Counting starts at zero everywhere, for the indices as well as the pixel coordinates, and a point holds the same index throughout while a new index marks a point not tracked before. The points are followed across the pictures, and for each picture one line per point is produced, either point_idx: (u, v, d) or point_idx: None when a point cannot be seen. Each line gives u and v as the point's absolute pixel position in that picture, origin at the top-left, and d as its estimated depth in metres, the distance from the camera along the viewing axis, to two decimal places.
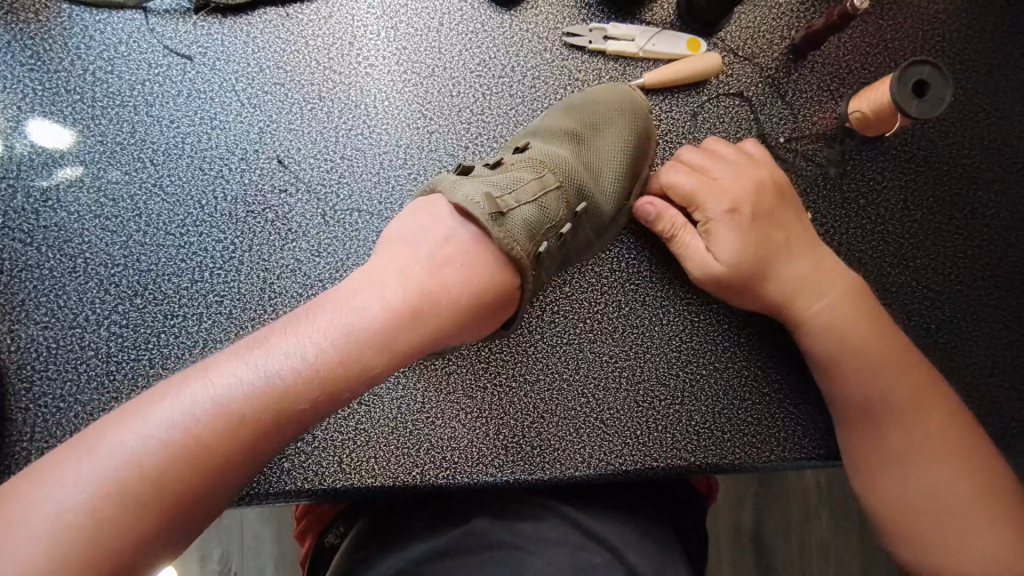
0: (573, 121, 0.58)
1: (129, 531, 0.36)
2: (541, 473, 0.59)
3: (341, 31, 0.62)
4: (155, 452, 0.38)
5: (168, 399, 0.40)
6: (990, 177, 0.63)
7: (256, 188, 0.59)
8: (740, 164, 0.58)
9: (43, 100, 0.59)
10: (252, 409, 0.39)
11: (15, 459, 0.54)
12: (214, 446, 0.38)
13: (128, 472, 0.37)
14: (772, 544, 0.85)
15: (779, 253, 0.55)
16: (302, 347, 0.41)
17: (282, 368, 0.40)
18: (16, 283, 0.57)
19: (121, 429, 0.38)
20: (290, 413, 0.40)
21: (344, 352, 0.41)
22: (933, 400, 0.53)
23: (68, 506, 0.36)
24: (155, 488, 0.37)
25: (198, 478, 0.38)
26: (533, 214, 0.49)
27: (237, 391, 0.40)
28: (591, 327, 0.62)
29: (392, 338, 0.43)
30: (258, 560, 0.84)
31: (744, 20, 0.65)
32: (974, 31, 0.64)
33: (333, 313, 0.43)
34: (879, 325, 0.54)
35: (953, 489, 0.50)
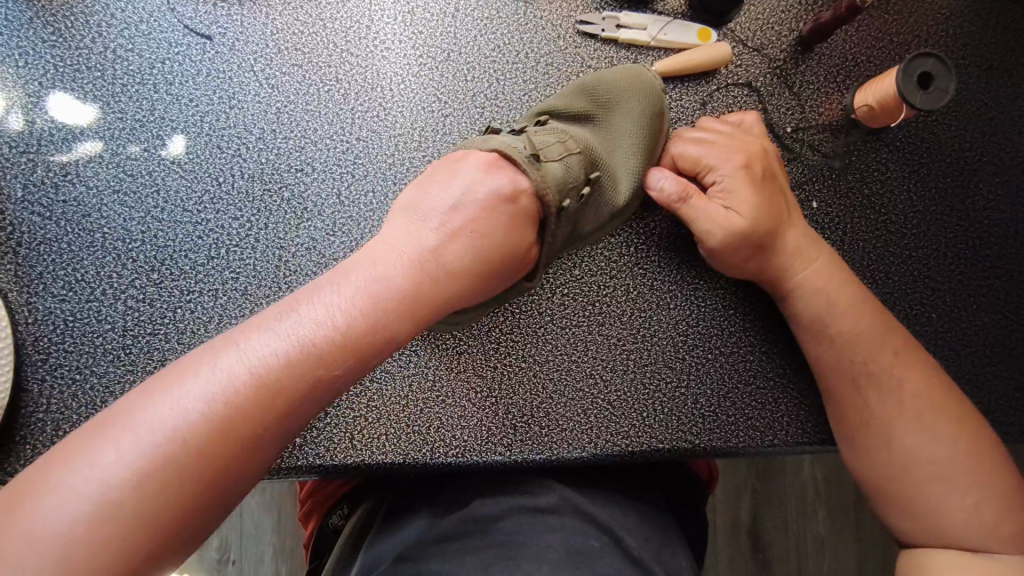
0: (587, 99, 0.59)
1: (197, 484, 0.35)
2: (549, 454, 0.60)
3: (359, 14, 0.63)
4: (237, 392, 0.37)
5: (233, 348, 0.39)
6: (991, 171, 0.65)
7: (272, 167, 0.60)
8: (740, 135, 0.59)
9: (64, 77, 0.59)
10: (323, 353, 0.39)
11: (30, 429, 0.55)
12: (268, 393, 0.38)
13: (200, 420, 0.36)
14: (770, 537, 0.86)
15: (782, 221, 0.56)
16: (381, 288, 0.42)
17: (355, 338, 0.40)
18: (34, 257, 0.57)
19: (174, 377, 0.38)
20: (342, 375, 0.40)
21: (423, 286, 0.43)
22: (923, 369, 0.54)
23: (133, 461, 0.35)
24: (211, 440, 0.36)
25: (262, 417, 0.38)
26: (561, 171, 0.51)
27: (311, 336, 0.39)
28: (600, 310, 0.63)
29: (406, 312, 0.42)
30: (259, 546, 0.85)
31: (754, 12, 0.66)
32: (978, 27, 0.65)
33: (404, 254, 0.44)
34: (865, 296, 0.56)
35: (940, 459, 0.51)
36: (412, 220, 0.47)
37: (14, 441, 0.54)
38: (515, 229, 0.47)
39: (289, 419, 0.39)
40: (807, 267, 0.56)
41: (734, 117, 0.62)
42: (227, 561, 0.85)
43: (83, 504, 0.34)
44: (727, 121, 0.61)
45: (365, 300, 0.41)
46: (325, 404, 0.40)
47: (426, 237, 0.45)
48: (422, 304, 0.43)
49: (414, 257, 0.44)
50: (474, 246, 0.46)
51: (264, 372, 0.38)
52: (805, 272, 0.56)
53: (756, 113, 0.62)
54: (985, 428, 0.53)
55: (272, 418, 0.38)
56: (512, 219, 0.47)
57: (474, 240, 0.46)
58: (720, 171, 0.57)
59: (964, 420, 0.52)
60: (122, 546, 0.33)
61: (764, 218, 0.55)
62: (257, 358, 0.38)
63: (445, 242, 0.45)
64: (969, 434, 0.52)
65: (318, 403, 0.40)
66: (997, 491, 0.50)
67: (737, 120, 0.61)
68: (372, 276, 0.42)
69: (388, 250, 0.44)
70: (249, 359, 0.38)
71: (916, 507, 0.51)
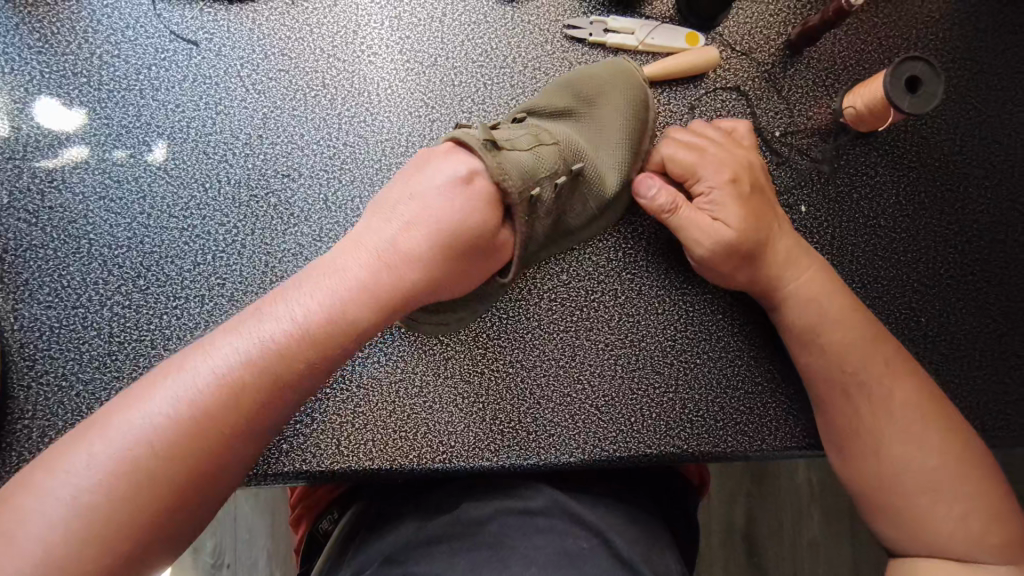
0: (569, 96, 0.59)
1: (169, 484, 0.39)
2: (537, 459, 0.60)
3: (346, 19, 0.63)
4: (201, 395, 0.40)
5: (199, 355, 0.42)
6: (981, 174, 0.65)
7: (259, 173, 0.60)
8: (727, 144, 0.59)
9: (50, 83, 0.59)
10: (284, 353, 0.42)
11: (15, 436, 0.55)
12: (232, 394, 0.41)
13: (168, 424, 0.39)
14: (764, 540, 0.86)
15: (769, 231, 0.56)
16: (339, 289, 0.44)
17: (309, 340, 0.43)
18: (20, 263, 0.57)
19: (145, 389, 0.41)
20: (300, 374, 0.43)
21: (382, 283, 0.45)
22: (908, 378, 0.54)
23: (106, 470, 0.38)
24: (178, 443, 0.39)
25: (228, 416, 0.41)
26: (528, 162, 0.50)
27: (268, 344, 0.42)
28: (588, 315, 0.63)
29: (361, 312, 0.44)
30: (252, 551, 0.85)
31: (743, 16, 0.66)
32: (967, 30, 0.65)
33: (361, 255, 0.46)
34: (852, 305, 0.56)
35: (927, 469, 0.51)
36: (371, 224, 0.48)
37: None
38: (472, 212, 0.48)
39: (256, 415, 0.42)
40: (795, 276, 0.56)
41: (726, 124, 0.62)
42: (220, 567, 0.84)
43: (67, 510, 0.37)
44: (717, 129, 0.60)
45: (324, 301, 0.44)
46: (289, 402, 0.43)
47: (385, 235, 0.47)
48: (381, 306, 0.45)
49: (372, 257, 0.46)
50: (434, 238, 0.47)
51: (228, 374, 0.41)
52: (793, 281, 0.56)
53: (749, 122, 0.62)
54: (972, 436, 0.53)
55: (235, 420, 0.41)
56: (470, 202, 0.48)
57: (432, 232, 0.47)
58: (709, 181, 0.57)
59: (950, 428, 0.52)
60: (101, 549, 0.37)
61: (752, 227, 0.55)
62: (220, 363, 0.41)
63: (404, 238, 0.46)
64: (956, 442, 0.52)
65: (285, 399, 0.43)
66: (984, 500, 0.50)
67: (728, 128, 0.61)
68: (330, 285, 0.44)
69: (347, 255, 0.46)
70: (213, 364, 0.41)
71: (903, 517, 0.51)
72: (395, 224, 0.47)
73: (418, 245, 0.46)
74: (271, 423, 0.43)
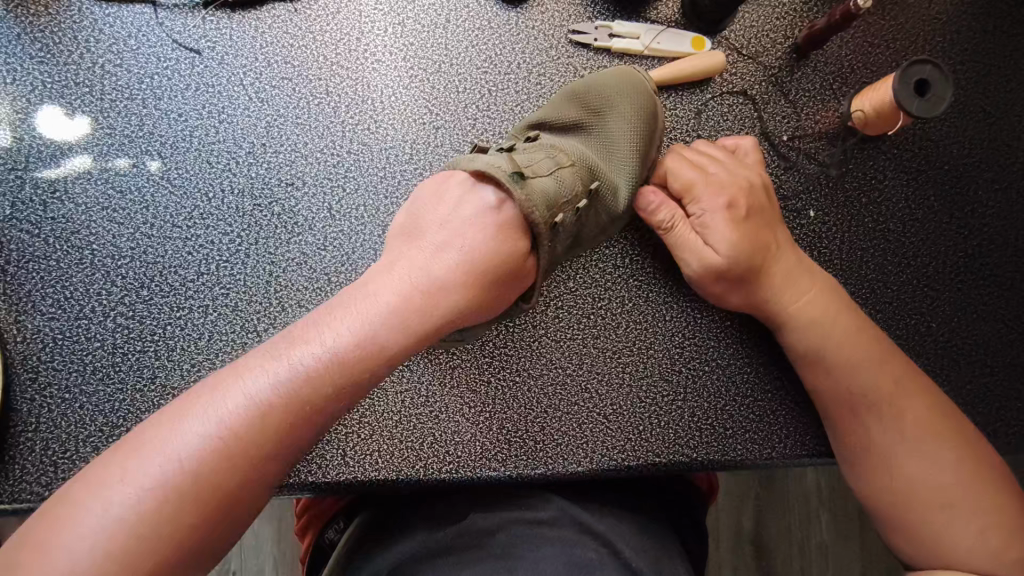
0: (579, 108, 0.58)
1: (198, 512, 0.39)
2: (545, 469, 0.59)
3: (349, 26, 0.62)
4: (236, 425, 0.40)
5: (234, 382, 0.42)
6: (991, 177, 0.64)
7: (263, 182, 0.60)
8: (725, 161, 0.58)
9: (53, 93, 0.59)
10: (320, 383, 0.42)
11: (18, 449, 0.54)
12: (266, 424, 0.41)
13: (205, 450, 0.39)
14: (773, 546, 0.85)
15: (768, 252, 0.56)
16: (374, 318, 0.44)
17: (345, 369, 0.42)
18: (23, 274, 0.57)
19: (182, 411, 0.41)
20: (334, 404, 0.43)
21: (416, 311, 0.45)
22: (914, 398, 0.53)
23: (142, 492, 0.38)
24: (215, 471, 0.39)
25: (261, 446, 0.40)
26: (551, 186, 0.49)
27: (306, 372, 0.42)
28: (595, 323, 0.63)
29: (396, 341, 0.44)
30: (258, 559, 0.84)
31: (748, 20, 0.65)
32: (975, 32, 0.65)
33: (398, 283, 0.46)
34: (858, 324, 0.55)
35: (942, 483, 0.50)
36: (405, 248, 0.48)
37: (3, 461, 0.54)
38: (499, 239, 0.47)
39: (290, 445, 0.42)
40: (800, 292, 0.55)
41: (729, 141, 0.61)
42: None
43: (101, 531, 0.37)
44: (719, 146, 0.60)
45: (359, 330, 0.43)
46: (322, 429, 0.43)
47: (419, 263, 0.47)
48: (415, 334, 0.45)
49: (407, 285, 0.45)
50: (464, 266, 0.47)
51: (263, 403, 0.41)
52: (799, 298, 0.55)
53: (753, 138, 0.62)
54: (985, 451, 0.52)
55: (270, 449, 0.41)
56: (498, 233, 0.47)
57: (463, 258, 0.47)
58: (703, 204, 0.56)
59: (960, 447, 0.51)
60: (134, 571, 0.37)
61: (754, 244, 0.55)
62: (255, 391, 0.41)
63: (438, 267, 0.46)
64: (966, 460, 0.51)
65: (317, 427, 0.43)
66: (1000, 510, 0.50)
67: (731, 146, 0.61)
68: (366, 311, 0.44)
69: (380, 280, 0.46)
70: (248, 393, 0.41)
71: (923, 532, 0.50)
72: (428, 250, 0.47)
73: (452, 272, 0.46)
74: (302, 450, 0.43)
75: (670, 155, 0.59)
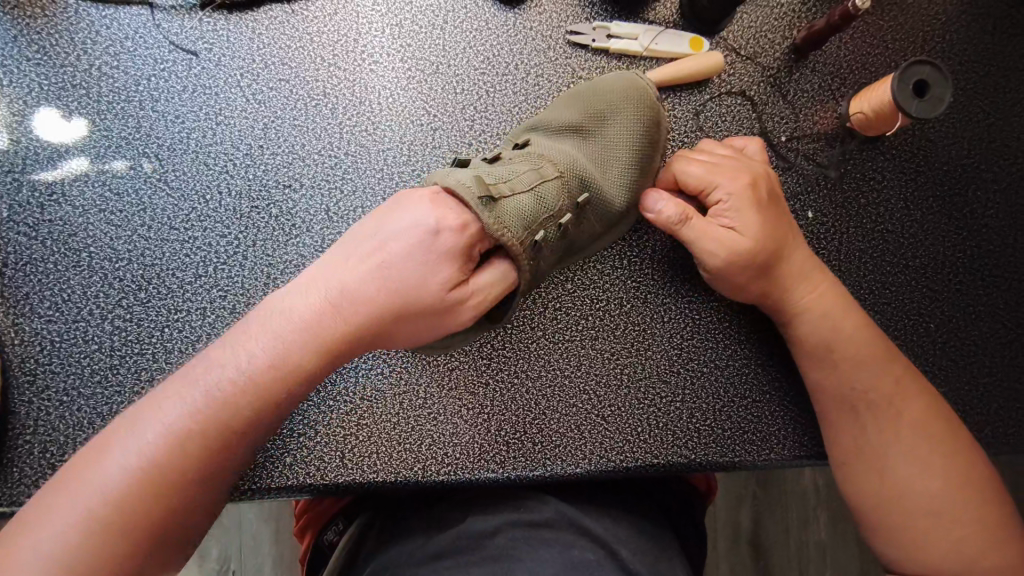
0: (580, 113, 0.57)
1: (130, 540, 0.41)
2: (543, 470, 0.59)
3: (346, 28, 0.62)
4: (155, 452, 0.42)
5: (151, 413, 0.43)
6: (990, 177, 0.64)
7: (260, 184, 0.59)
8: (742, 159, 0.58)
9: (50, 95, 0.59)
10: (236, 399, 0.43)
11: (16, 452, 0.54)
12: (184, 448, 0.42)
13: (127, 478, 0.41)
14: (771, 545, 0.85)
15: (781, 245, 0.55)
16: (286, 337, 0.44)
17: (262, 385, 0.44)
18: (21, 277, 0.57)
19: (110, 441, 0.42)
20: (254, 415, 0.44)
21: (329, 330, 0.45)
22: (917, 400, 0.53)
23: (69, 528, 0.40)
24: (139, 497, 0.41)
25: (181, 469, 0.42)
26: (530, 204, 0.48)
27: (223, 391, 0.43)
28: (593, 324, 0.62)
29: (315, 358, 0.45)
30: (257, 559, 0.84)
31: (747, 20, 0.65)
32: (974, 32, 0.65)
33: (312, 302, 0.45)
34: (866, 323, 0.55)
35: (933, 492, 0.50)
36: (330, 264, 0.46)
37: (1, 464, 0.54)
38: (427, 269, 0.45)
39: (215, 460, 0.43)
40: (807, 292, 0.55)
41: (738, 142, 0.61)
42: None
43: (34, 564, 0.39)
44: (728, 147, 0.60)
45: (271, 350, 0.44)
46: (251, 440, 0.45)
47: (336, 278, 0.45)
48: (336, 350, 0.45)
49: (320, 304, 0.45)
50: (394, 288, 0.45)
51: (178, 429, 0.42)
52: (807, 298, 0.55)
53: (759, 139, 0.61)
54: (980, 462, 0.52)
55: (193, 467, 0.42)
56: (437, 258, 0.45)
57: (387, 281, 0.45)
58: (722, 194, 0.55)
59: (957, 454, 0.51)
60: None
61: (765, 243, 0.54)
62: (170, 419, 0.42)
63: (363, 285, 0.45)
64: (959, 467, 0.51)
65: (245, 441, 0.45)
66: (986, 524, 0.50)
67: (739, 146, 0.61)
68: (279, 329, 0.44)
69: (298, 294, 0.46)
70: (164, 423, 0.42)
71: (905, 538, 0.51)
72: (356, 268, 0.45)
73: (377, 293, 0.45)
74: (234, 465, 0.45)
75: (677, 157, 0.58)
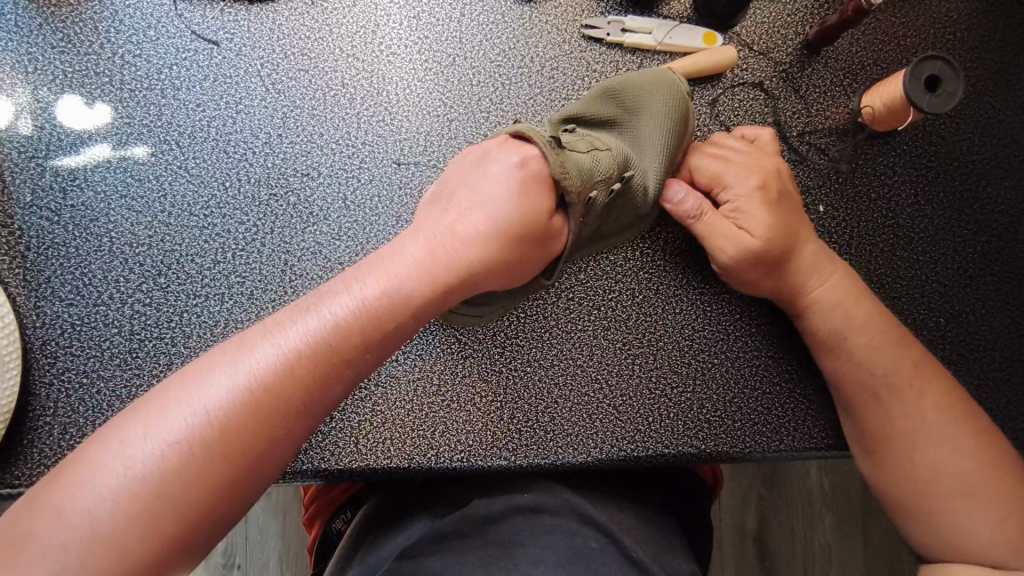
0: (614, 105, 0.58)
1: (227, 475, 0.38)
2: (554, 458, 0.60)
3: (365, 20, 0.63)
4: (227, 412, 0.38)
5: (230, 355, 0.40)
6: (1000, 174, 0.64)
7: (278, 172, 0.60)
8: (754, 152, 0.58)
9: (74, 82, 0.60)
10: (350, 333, 0.42)
11: (33, 433, 0.55)
12: (305, 369, 0.40)
13: (216, 415, 0.38)
14: (777, 545, 0.85)
15: (798, 236, 0.56)
16: (386, 288, 0.44)
17: (411, 303, 0.44)
18: (42, 261, 0.57)
19: (179, 384, 0.39)
20: (360, 355, 0.42)
21: (440, 274, 0.46)
22: (935, 380, 0.54)
23: (157, 458, 0.37)
24: (259, 419, 0.39)
25: (259, 436, 0.39)
26: (589, 161, 0.51)
27: (324, 329, 0.42)
28: (605, 314, 0.63)
29: (406, 297, 0.44)
30: (264, 551, 0.85)
31: (760, 15, 0.66)
32: (985, 30, 0.65)
33: (418, 253, 0.46)
34: (881, 310, 0.56)
35: (952, 474, 0.51)
36: (446, 205, 0.50)
37: (20, 444, 0.55)
38: (527, 199, 0.49)
39: (322, 390, 0.41)
40: (822, 281, 0.56)
41: (750, 132, 0.62)
42: (232, 567, 0.85)
43: (106, 500, 0.36)
44: (742, 139, 0.60)
45: (385, 286, 0.44)
46: (356, 374, 0.43)
47: (437, 231, 0.47)
48: (438, 285, 0.45)
49: (424, 255, 0.46)
50: (490, 232, 0.48)
51: (257, 390, 0.39)
52: (824, 285, 0.56)
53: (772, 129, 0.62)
54: (1000, 437, 0.53)
55: (295, 402, 0.40)
56: (526, 201, 0.49)
57: (492, 216, 0.48)
58: (737, 191, 0.57)
59: (981, 432, 0.52)
60: (148, 529, 0.36)
61: (782, 234, 0.55)
62: (264, 354, 0.40)
63: (459, 230, 0.47)
64: (985, 446, 0.52)
65: (321, 401, 0.42)
66: (1016, 501, 0.50)
67: (751, 136, 0.61)
68: (387, 269, 0.45)
69: (397, 248, 0.46)
70: (203, 405, 0.38)
71: (924, 517, 0.51)
72: (468, 202, 0.49)
73: (470, 229, 0.48)
74: (295, 436, 0.41)
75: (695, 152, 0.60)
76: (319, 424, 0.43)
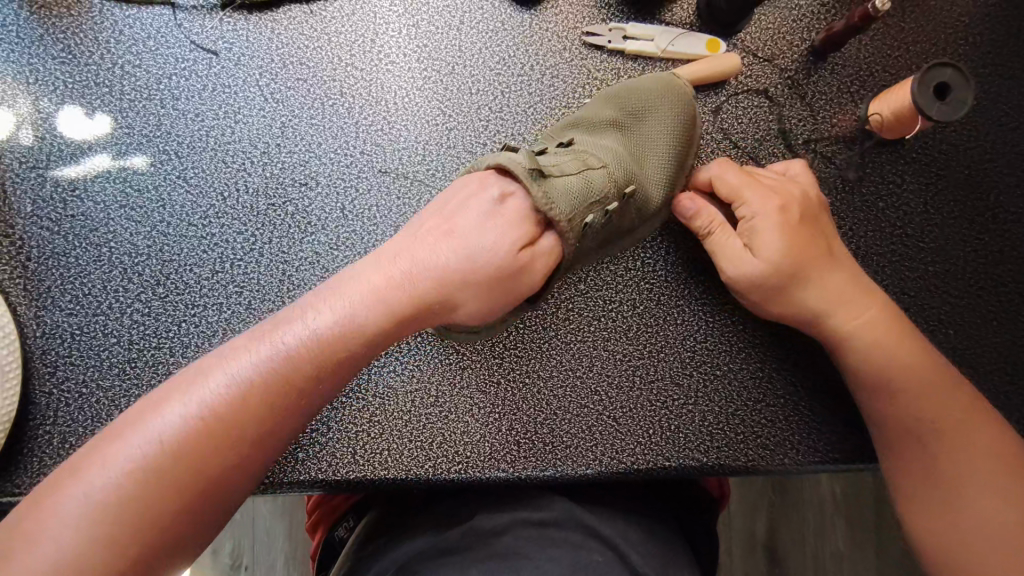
0: (616, 113, 0.57)
1: (183, 502, 0.39)
2: (553, 470, 0.59)
3: (364, 28, 0.63)
4: (183, 442, 0.40)
5: (192, 385, 0.42)
6: (1014, 182, 0.63)
7: (277, 182, 0.60)
8: (783, 179, 0.57)
9: (74, 93, 0.60)
10: (301, 362, 0.43)
11: (33, 443, 0.55)
12: (256, 401, 0.42)
13: (171, 445, 0.39)
14: (786, 553, 0.84)
15: (818, 262, 0.54)
16: (342, 318, 0.44)
17: (369, 331, 0.45)
18: (43, 271, 0.58)
19: (144, 412, 0.41)
20: (314, 383, 0.43)
21: (400, 301, 0.46)
22: (971, 421, 0.50)
23: (117, 487, 0.38)
24: (213, 447, 0.40)
25: (213, 465, 0.40)
26: (577, 185, 0.49)
27: (277, 360, 0.43)
28: (605, 326, 0.62)
29: (364, 327, 0.45)
30: (269, 554, 0.85)
31: (765, 21, 0.65)
32: (998, 35, 0.64)
33: (378, 281, 0.46)
34: (916, 343, 0.53)
35: (995, 521, 0.47)
36: (420, 231, 0.49)
37: (20, 453, 0.55)
38: (499, 231, 0.48)
39: (275, 419, 0.42)
40: (844, 312, 0.53)
41: (778, 166, 0.60)
42: (237, 570, 0.85)
43: (72, 526, 0.37)
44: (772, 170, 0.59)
45: (340, 316, 0.45)
46: (315, 403, 0.44)
47: (405, 260, 0.47)
48: (399, 312, 0.46)
49: (384, 284, 0.46)
50: (460, 263, 0.47)
51: (210, 421, 0.40)
52: (847, 316, 0.53)
53: (804, 161, 0.60)
54: None
55: (249, 431, 0.41)
56: (503, 232, 0.47)
57: (462, 245, 0.48)
58: (754, 207, 0.55)
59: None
60: (110, 555, 0.37)
61: (801, 259, 0.53)
62: (221, 385, 0.42)
63: (427, 258, 0.47)
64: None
65: (279, 430, 0.43)
66: None
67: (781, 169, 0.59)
68: (345, 298, 0.45)
69: (360, 273, 0.47)
70: (160, 434, 0.40)
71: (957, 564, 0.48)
72: (440, 229, 0.49)
73: (440, 256, 0.47)
74: (253, 466, 0.42)
75: (716, 166, 0.58)
76: (275, 457, 0.44)
